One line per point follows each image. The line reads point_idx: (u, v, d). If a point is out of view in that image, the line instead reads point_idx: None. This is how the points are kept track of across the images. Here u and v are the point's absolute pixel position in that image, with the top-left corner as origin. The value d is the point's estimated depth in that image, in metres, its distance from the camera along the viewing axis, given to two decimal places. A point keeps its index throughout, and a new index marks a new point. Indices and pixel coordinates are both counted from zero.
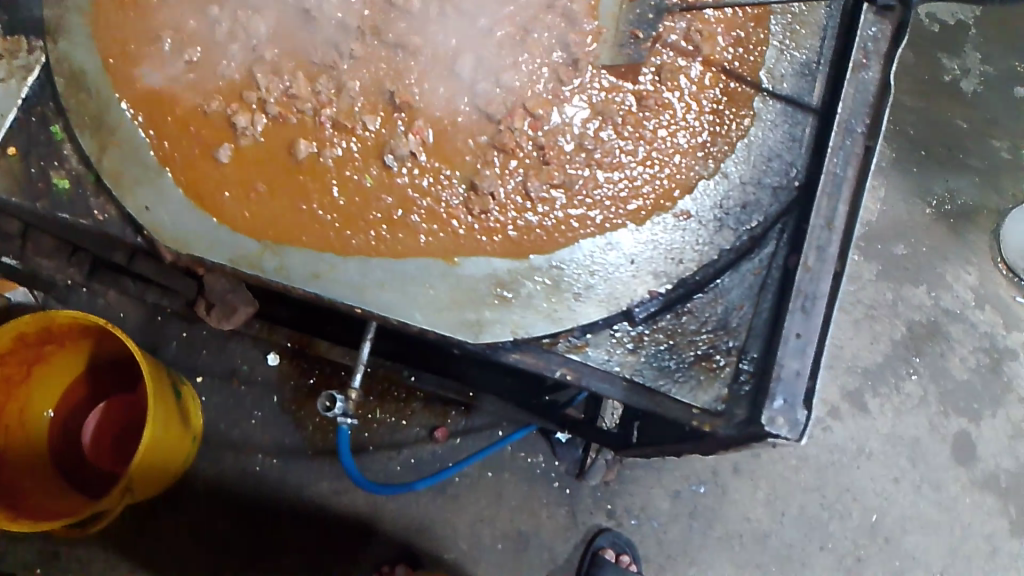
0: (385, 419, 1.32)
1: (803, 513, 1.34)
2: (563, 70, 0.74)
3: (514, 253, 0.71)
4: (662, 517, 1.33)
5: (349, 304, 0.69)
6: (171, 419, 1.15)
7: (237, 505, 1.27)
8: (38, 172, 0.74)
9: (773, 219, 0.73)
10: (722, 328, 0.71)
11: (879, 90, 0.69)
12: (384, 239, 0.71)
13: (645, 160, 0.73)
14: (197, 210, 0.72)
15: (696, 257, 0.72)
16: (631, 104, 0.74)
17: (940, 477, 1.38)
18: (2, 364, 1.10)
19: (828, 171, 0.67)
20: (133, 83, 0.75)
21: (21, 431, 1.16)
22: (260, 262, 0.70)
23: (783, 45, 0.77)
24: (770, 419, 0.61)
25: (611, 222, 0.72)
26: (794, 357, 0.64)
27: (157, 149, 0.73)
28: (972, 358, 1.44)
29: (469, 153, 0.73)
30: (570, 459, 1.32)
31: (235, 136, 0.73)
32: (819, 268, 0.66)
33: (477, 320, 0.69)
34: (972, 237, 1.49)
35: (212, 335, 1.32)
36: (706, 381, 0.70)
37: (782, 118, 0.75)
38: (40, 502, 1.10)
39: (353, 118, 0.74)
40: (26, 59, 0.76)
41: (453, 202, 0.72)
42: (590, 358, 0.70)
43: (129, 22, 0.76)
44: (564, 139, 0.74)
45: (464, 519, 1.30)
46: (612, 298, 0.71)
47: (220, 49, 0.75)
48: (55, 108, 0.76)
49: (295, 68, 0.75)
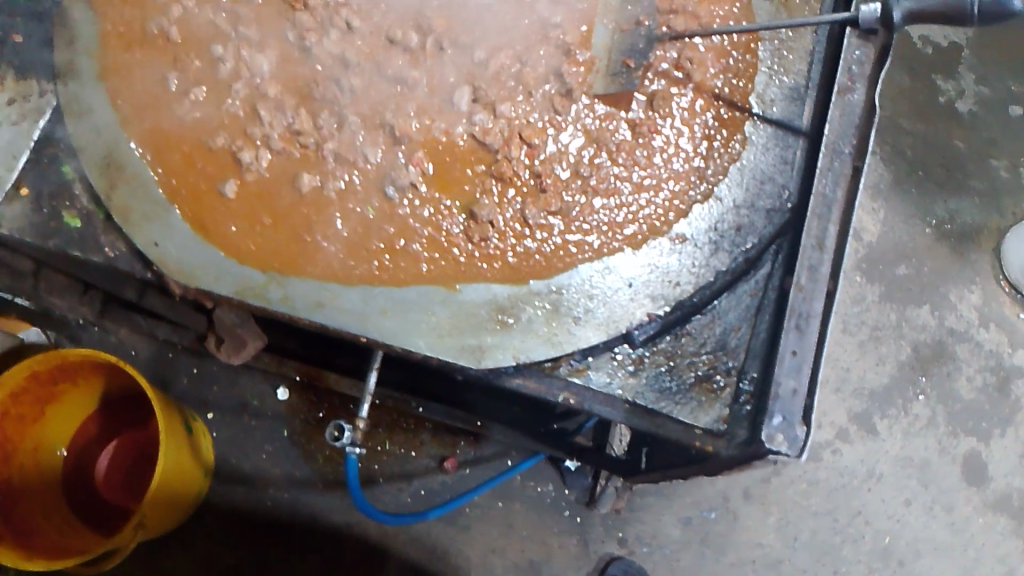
0: (395, 450, 1.33)
1: (814, 538, 1.34)
2: (558, 100, 0.76)
3: (513, 278, 0.73)
4: (674, 544, 1.32)
5: (353, 333, 0.70)
6: (182, 454, 1.16)
7: (249, 540, 1.28)
8: (51, 211, 0.76)
9: (768, 240, 0.74)
10: (721, 348, 0.72)
11: (865, 112, 0.70)
12: (386, 267, 0.73)
13: (640, 185, 0.75)
14: (204, 244, 0.73)
15: (693, 279, 0.73)
16: (625, 131, 0.76)
17: (952, 498, 1.37)
18: (16, 402, 1.11)
19: (817, 192, 0.68)
20: (141, 122, 0.77)
21: (35, 469, 1.17)
22: (265, 293, 0.72)
23: (772, 71, 0.79)
24: (770, 436, 0.62)
25: (607, 246, 0.74)
26: (791, 375, 0.64)
27: (165, 185, 0.75)
28: (979, 378, 1.44)
29: (468, 182, 0.76)
30: (580, 487, 1.32)
31: (240, 171, 0.75)
32: (812, 288, 0.66)
33: (479, 346, 0.70)
34: (974, 257, 1.50)
35: (223, 370, 1.34)
36: (706, 402, 0.71)
37: (774, 142, 0.77)
38: (53, 539, 1.11)
39: (354, 150, 0.76)
40: (37, 102, 0.78)
41: (453, 231, 0.74)
42: (591, 381, 0.71)
43: (137, 63, 0.79)
44: (560, 166, 0.75)
45: (474, 549, 1.30)
46: (611, 321, 0.71)
47: (225, 87, 0.78)
48: (67, 148, 0.77)
49: (297, 104, 0.77)
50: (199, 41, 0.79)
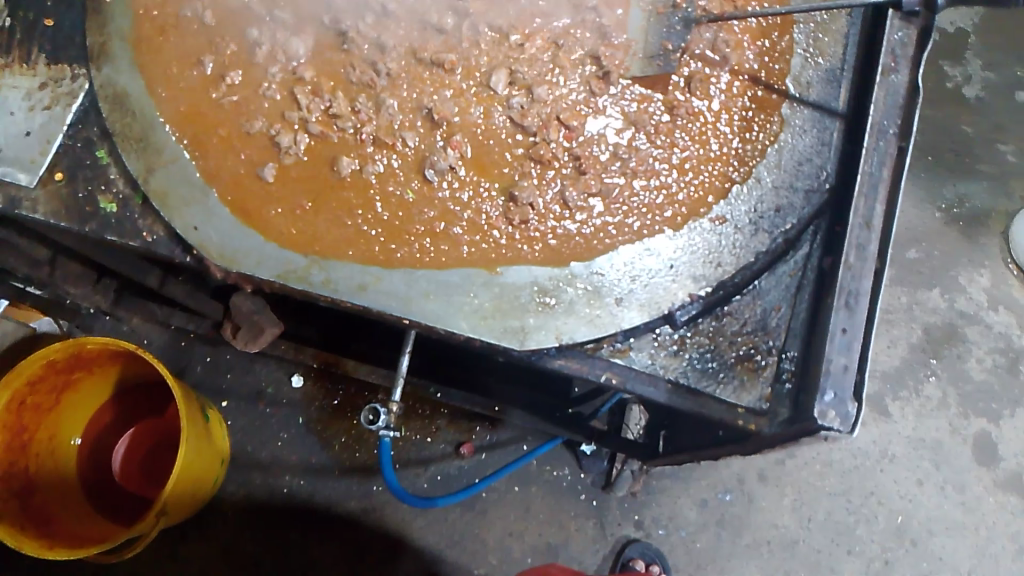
0: (411, 436, 1.33)
1: (829, 518, 1.34)
2: (595, 83, 0.76)
3: (554, 260, 0.73)
4: (690, 527, 1.32)
5: (396, 315, 0.70)
6: (201, 443, 1.12)
7: (264, 526, 1.26)
8: (86, 196, 0.75)
9: (807, 220, 0.75)
10: (761, 328, 0.73)
11: (908, 93, 0.72)
12: (427, 250, 0.73)
13: (679, 167, 0.75)
14: (244, 227, 0.73)
15: (734, 260, 0.74)
16: (662, 113, 0.76)
17: (964, 478, 1.39)
18: (32, 391, 1.05)
19: (863, 171, 0.70)
20: (176, 105, 0.77)
21: (51, 459, 1.11)
22: (307, 276, 0.72)
23: (808, 53, 0.80)
24: (823, 412, 0.63)
25: (648, 228, 0.74)
26: (841, 352, 0.65)
27: (203, 169, 0.75)
28: (989, 359, 1.45)
29: (507, 165, 0.75)
30: (596, 470, 1.32)
31: (279, 155, 0.75)
32: (860, 266, 0.68)
33: (521, 327, 0.70)
34: (983, 240, 1.51)
35: (238, 358, 1.34)
36: (748, 381, 0.71)
37: (811, 124, 0.78)
38: (73, 528, 1.06)
39: (392, 134, 0.75)
40: (70, 86, 0.78)
41: (493, 214, 0.74)
42: (634, 362, 0.72)
43: (171, 47, 0.78)
44: (599, 148, 0.75)
45: (492, 533, 1.29)
46: (652, 302, 0.72)
47: (260, 71, 0.77)
48: (100, 132, 0.77)
49: (334, 87, 0.77)
50: (233, 24, 0.79)
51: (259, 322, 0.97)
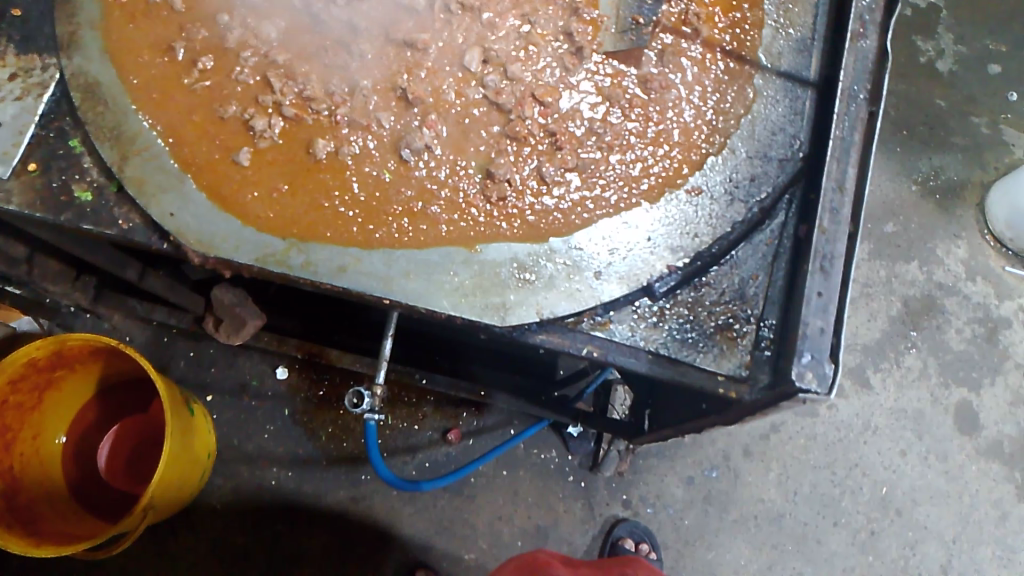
0: (398, 424, 1.32)
1: (814, 491, 1.36)
2: (569, 59, 0.77)
3: (532, 236, 0.73)
4: (678, 505, 1.33)
5: (377, 295, 0.70)
6: (186, 436, 1.11)
7: (253, 518, 1.26)
8: (60, 185, 0.74)
9: (782, 189, 0.76)
10: (739, 297, 0.74)
11: (877, 58, 0.73)
12: (406, 230, 0.73)
13: (654, 141, 0.76)
14: (221, 213, 0.73)
15: (710, 231, 0.74)
16: (636, 87, 0.78)
17: (946, 447, 1.41)
18: (14, 389, 1.03)
19: (835, 136, 0.71)
20: (148, 93, 0.76)
21: (35, 459, 1.09)
22: (286, 259, 0.71)
23: (779, 24, 0.81)
24: (800, 374, 0.64)
25: (625, 202, 0.75)
26: (818, 315, 0.67)
27: (178, 156, 0.74)
28: (968, 330, 1.47)
29: (483, 143, 0.75)
30: (583, 452, 1.32)
31: (254, 139, 0.75)
32: (834, 231, 0.69)
33: (502, 303, 0.70)
34: (959, 212, 1.53)
35: (220, 351, 1.32)
36: (728, 349, 0.72)
37: (783, 94, 0.79)
38: (56, 526, 1.04)
39: (367, 115, 0.76)
40: (40, 76, 0.76)
41: (471, 192, 0.74)
42: (614, 334, 0.72)
43: (143, 34, 0.78)
44: (574, 124, 0.76)
45: (482, 518, 1.29)
46: (631, 275, 0.72)
47: (232, 56, 0.77)
48: (73, 122, 0.76)
49: (307, 70, 0.77)
50: (204, 11, 0.79)
51: (240, 315, 1.01)
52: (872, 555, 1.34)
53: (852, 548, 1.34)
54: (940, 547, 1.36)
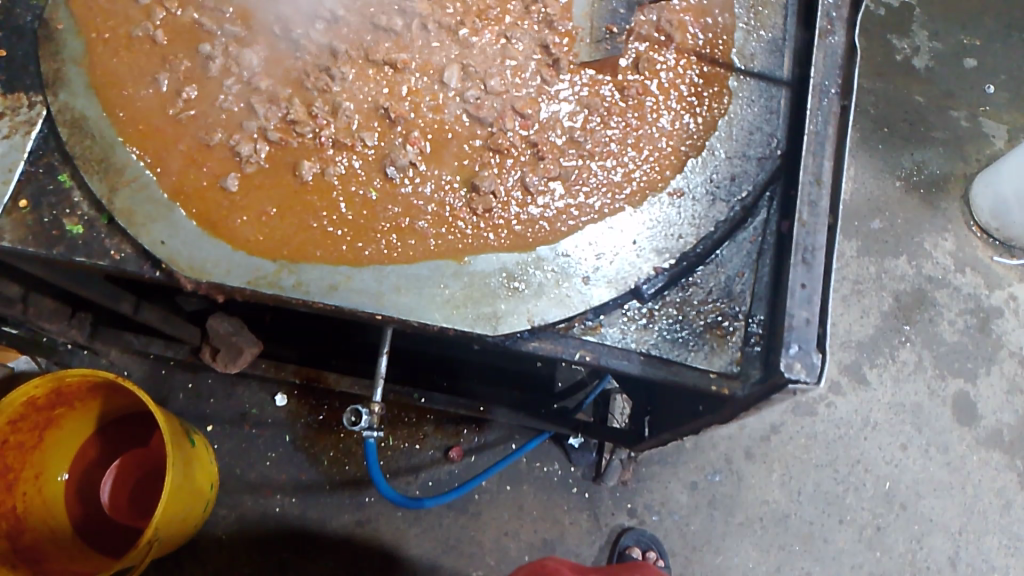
0: (399, 445, 1.32)
1: (818, 489, 1.36)
2: (546, 71, 0.79)
3: (518, 245, 0.74)
4: (683, 510, 1.33)
5: (369, 311, 0.70)
6: (188, 468, 1.10)
7: (259, 546, 1.25)
8: (51, 220, 0.74)
9: (763, 187, 0.77)
10: (726, 295, 0.74)
11: (846, 52, 0.75)
12: (395, 246, 0.74)
13: (634, 146, 0.78)
14: (211, 238, 0.73)
15: (694, 231, 0.76)
16: (614, 94, 0.79)
17: (946, 439, 1.41)
18: (14, 429, 1.03)
19: (809, 131, 0.73)
20: (135, 125, 0.77)
21: (38, 498, 1.09)
22: (277, 281, 0.72)
23: (750, 27, 0.82)
24: (789, 365, 0.65)
25: (609, 207, 0.76)
26: (803, 306, 0.68)
27: (167, 185, 0.75)
28: (960, 321, 1.48)
29: (466, 157, 0.77)
30: (586, 463, 1.33)
31: (240, 165, 0.76)
32: (814, 223, 0.70)
33: (493, 313, 0.71)
34: (944, 205, 1.55)
35: (218, 381, 1.32)
36: (719, 346, 0.73)
37: (757, 95, 0.80)
38: (63, 565, 1.04)
39: (352, 135, 0.77)
40: (27, 114, 0.77)
41: (457, 205, 0.75)
42: (606, 337, 0.73)
43: (126, 68, 0.79)
44: (555, 134, 0.78)
45: (488, 535, 1.29)
46: (620, 279, 0.73)
47: (216, 84, 0.78)
48: (62, 157, 0.77)
49: (290, 95, 0.78)
50: (184, 41, 0.80)
51: (237, 343, 1.04)
52: (879, 551, 1.33)
53: (859, 545, 1.33)
54: (946, 539, 1.35)
